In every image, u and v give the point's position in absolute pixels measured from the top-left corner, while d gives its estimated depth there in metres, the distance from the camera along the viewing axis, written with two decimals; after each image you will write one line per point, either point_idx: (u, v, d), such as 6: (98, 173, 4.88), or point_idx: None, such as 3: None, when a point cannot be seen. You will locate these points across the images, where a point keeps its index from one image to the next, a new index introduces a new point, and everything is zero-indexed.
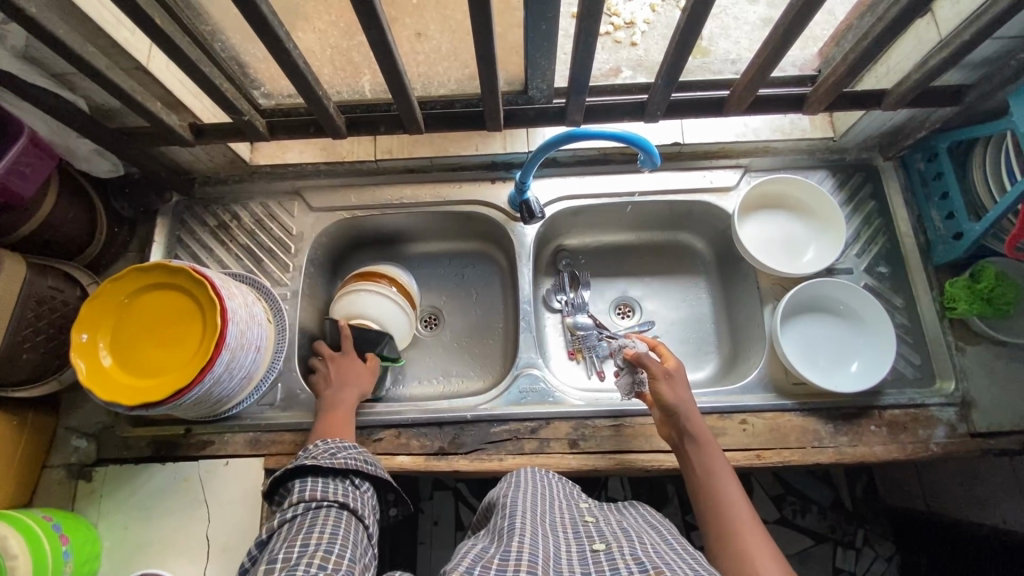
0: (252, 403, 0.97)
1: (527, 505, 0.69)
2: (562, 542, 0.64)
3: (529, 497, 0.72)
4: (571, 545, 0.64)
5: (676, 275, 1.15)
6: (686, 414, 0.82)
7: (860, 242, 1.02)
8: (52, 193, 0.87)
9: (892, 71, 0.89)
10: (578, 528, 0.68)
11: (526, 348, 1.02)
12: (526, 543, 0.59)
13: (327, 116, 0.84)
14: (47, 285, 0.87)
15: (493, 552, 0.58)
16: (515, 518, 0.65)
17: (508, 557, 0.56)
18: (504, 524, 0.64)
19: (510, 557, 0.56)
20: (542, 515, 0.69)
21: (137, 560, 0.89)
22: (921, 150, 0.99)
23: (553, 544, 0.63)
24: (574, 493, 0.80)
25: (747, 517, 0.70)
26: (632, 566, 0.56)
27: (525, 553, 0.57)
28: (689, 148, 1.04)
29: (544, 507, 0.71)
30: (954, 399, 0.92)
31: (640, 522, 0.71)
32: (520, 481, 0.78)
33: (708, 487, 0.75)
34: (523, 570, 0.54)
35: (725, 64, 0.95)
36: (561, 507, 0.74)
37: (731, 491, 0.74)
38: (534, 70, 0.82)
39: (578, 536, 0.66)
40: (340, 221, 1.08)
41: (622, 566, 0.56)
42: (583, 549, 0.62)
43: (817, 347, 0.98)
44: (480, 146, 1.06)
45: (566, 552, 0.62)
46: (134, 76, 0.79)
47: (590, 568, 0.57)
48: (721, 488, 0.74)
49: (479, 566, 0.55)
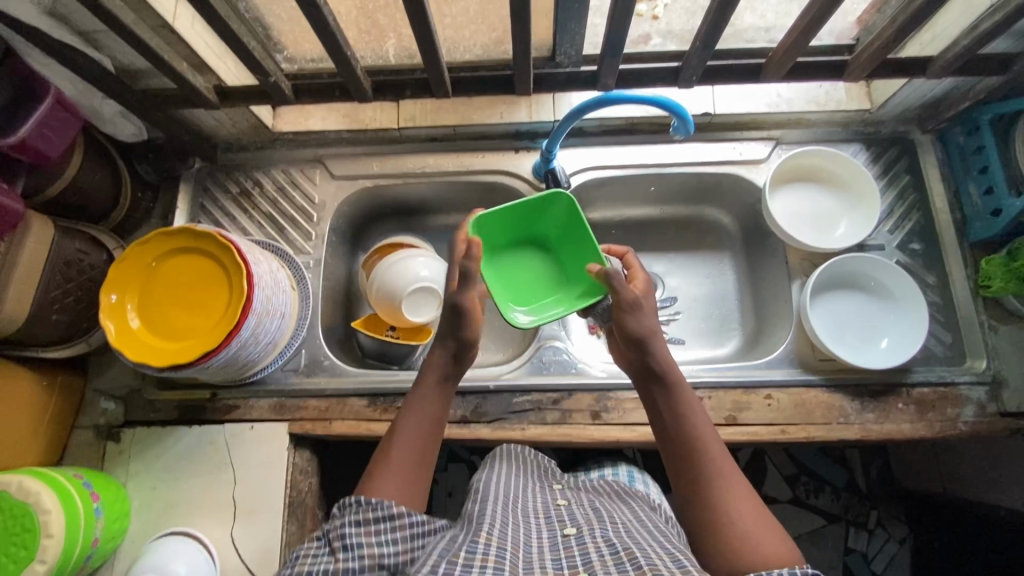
0: (276, 369, 0.98)
1: (500, 495, 0.69)
2: (532, 527, 0.64)
3: (503, 487, 0.72)
4: (542, 530, 0.63)
5: (701, 250, 1.14)
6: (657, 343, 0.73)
7: (894, 218, 1.00)
8: (77, 155, 0.87)
9: (937, 38, 0.85)
10: (550, 512, 0.68)
11: (548, 321, 1.02)
12: (495, 536, 0.57)
13: (354, 78, 0.83)
14: (74, 247, 0.88)
15: (460, 545, 0.55)
16: (486, 506, 0.65)
17: (474, 551, 0.54)
18: (476, 512, 0.64)
19: (477, 551, 0.54)
20: (513, 502, 0.69)
21: (167, 519, 0.91)
22: (961, 122, 0.95)
23: (523, 530, 0.63)
24: (550, 474, 0.85)
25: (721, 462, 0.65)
26: (602, 549, 0.55)
27: (493, 548, 0.55)
28: (720, 119, 1.01)
29: (514, 495, 0.71)
30: (985, 377, 0.91)
31: (610, 502, 0.72)
32: (498, 457, 0.83)
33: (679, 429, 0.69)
34: (489, 565, 0.52)
35: (758, 33, 0.91)
36: (535, 490, 0.76)
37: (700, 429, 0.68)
38: (564, 33, 0.79)
39: (549, 521, 0.66)
40: (362, 190, 1.07)
41: (593, 550, 0.56)
42: (554, 534, 0.62)
43: (845, 324, 0.96)
44: (505, 113, 1.05)
45: (536, 538, 0.61)
46: (161, 35, 0.78)
47: (561, 553, 0.57)
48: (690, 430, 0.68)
49: (444, 563, 0.51)
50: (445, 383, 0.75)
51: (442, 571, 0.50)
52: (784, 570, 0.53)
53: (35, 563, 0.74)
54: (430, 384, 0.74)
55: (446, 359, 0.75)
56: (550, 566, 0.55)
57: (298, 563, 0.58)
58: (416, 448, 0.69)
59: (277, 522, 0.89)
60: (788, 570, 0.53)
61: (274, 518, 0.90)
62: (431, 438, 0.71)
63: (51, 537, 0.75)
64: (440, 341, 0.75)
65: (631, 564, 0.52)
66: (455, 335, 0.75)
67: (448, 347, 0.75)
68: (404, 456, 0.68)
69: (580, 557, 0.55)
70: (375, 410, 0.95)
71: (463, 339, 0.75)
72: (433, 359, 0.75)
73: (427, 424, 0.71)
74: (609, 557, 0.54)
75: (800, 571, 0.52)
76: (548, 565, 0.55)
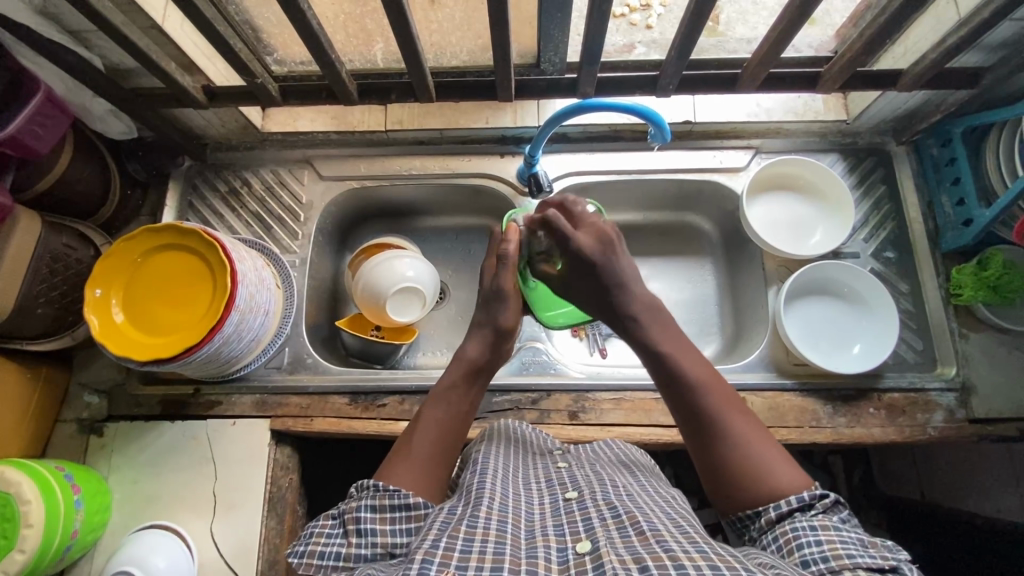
0: (260, 365, 0.99)
1: (499, 465, 0.70)
2: (534, 494, 0.65)
3: (502, 456, 0.73)
4: (543, 496, 0.65)
5: (683, 256, 1.16)
6: (615, 288, 0.72)
7: (868, 227, 1.02)
8: (66, 151, 0.88)
9: (909, 52, 0.88)
10: (551, 476, 0.70)
11: (529, 322, 1.04)
12: (495, 509, 0.58)
13: (340, 81, 0.85)
14: (61, 242, 0.89)
15: (460, 518, 0.56)
16: (484, 478, 0.65)
17: (476, 525, 0.54)
18: (474, 483, 0.64)
19: (477, 525, 0.54)
20: (514, 472, 0.70)
21: (147, 513, 0.92)
22: (935, 134, 0.97)
23: (524, 498, 0.64)
24: (546, 441, 0.85)
25: (709, 386, 0.65)
26: (604, 512, 0.58)
27: (493, 521, 0.56)
28: (701, 127, 1.03)
29: (515, 466, 0.72)
30: (954, 384, 0.93)
31: (610, 467, 0.74)
32: (494, 430, 0.82)
33: (664, 361, 0.68)
34: (490, 540, 0.52)
35: (739, 44, 0.93)
36: (534, 457, 0.77)
37: (686, 359, 0.67)
38: (548, 41, 0.82)
39: (550, 486, 0.68)
40: (350, 191, 1.09)
41: (595, 514, 0.58)
42: (556, 499, 0.64)
43: (821, 328, 0.98)
44: (491, 119, 1.06)
45: (538, 505, 0.63)
46: (150, 36, 0.80)
47: (562, 519, 0.59)
48: (674, 359, 0.67)
49: (445, 536, 0.52)
50: (475, 378, 0.74)
51: (445, 547, 0.50)
52: (790, 499, 0.57)
53: (15, 551, 0.75)
54: (459, 378, 0.73)
55: (481, 349, 0.75)
56: (552, 534, 0.56)
57: (313, 543, 0.60)
58: (440, 436, 0.67)
59: (257, 516, 0.91)
60: (793, 498, 0.57)
61: (254, 513, 0.91)
62: (455, 431, 0.69)
63: (31, 526, 0.76)
64: (478, 328, 0.77)
65: (634, 528, 0.54)
66: (492, 322, 0.76)
67: (485, 335, 0.76)
68: (425, 447, 0.66)
69: (582, 522, 0.57)
70: (356, 408, 0.97)
71: (502, 328, 0.76)
72: (467, 350, 0.74)
73: (454, 416, 0.70)
74: (611, 519, 0.56)
75: (803, 498, 0.57)
76: (550, 532, 0.56)
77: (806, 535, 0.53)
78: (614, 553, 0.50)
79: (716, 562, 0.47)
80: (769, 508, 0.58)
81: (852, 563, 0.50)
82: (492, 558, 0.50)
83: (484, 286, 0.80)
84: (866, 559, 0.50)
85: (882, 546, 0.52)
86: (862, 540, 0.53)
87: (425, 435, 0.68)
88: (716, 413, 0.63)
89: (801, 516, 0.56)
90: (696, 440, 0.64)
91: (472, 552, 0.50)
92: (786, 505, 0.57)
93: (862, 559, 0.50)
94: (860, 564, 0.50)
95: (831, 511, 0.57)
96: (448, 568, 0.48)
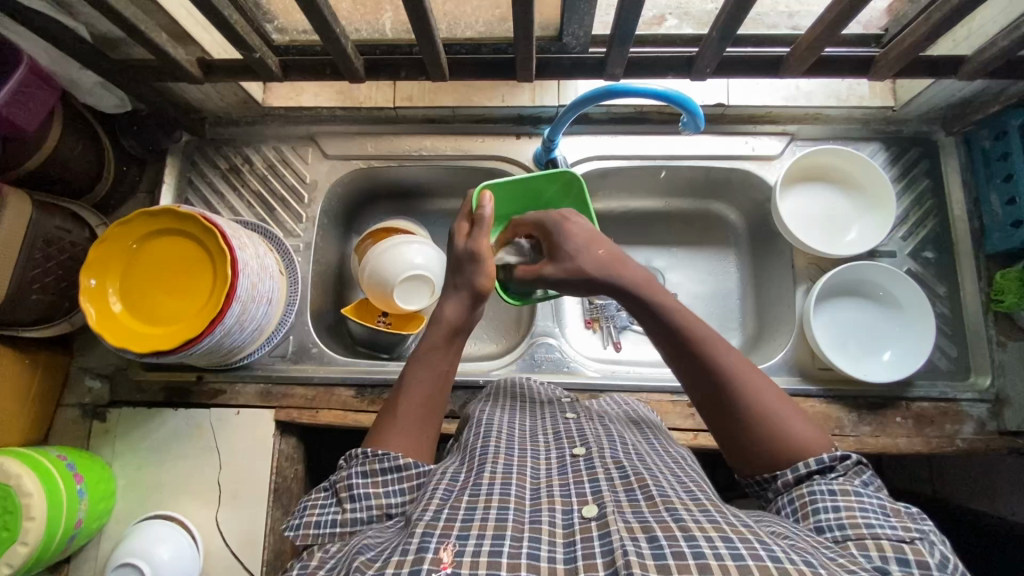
0: (264, 354, 0.96)
1: (504, 427, 0.66)
2: (541, 450, 0.62)
3: (505, 419, 0.69)
4: (550, 450, 0.61)
5: (704, 246, 1.10)
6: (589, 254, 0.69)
7: (908, 224, 0.95)
8: (56, 127, 0.83)
9: (973, 36, 0.80)
10: (558, 429, 0.66)
11: (543, 316, 0.99)
12: (498, 473, 0.54)
13: (344, 56, 0.77)
14: (53, 224, 0.85)
15: (462, 488, 0.53)
16: (489, 441, 0.61)
17: (479, 493, 0.51)
18: (478, 447, 0.60)
19: (480, 492, 0.51)
20: (519, 430, 0.66)
21: (153, 500, 0.91)
22: (989, 126, 0.89)
23: (532, 454, 0.60)
24: (556, 391, 0.82)
25: (719, 349, 0.61)
26: (612, 471, 0.54)
27: (497, 486, 0.52)
28: (734, 111, 0.96)
29: (520, 425, 0.68)
30: (987, 395, 0.89)
31: (622, 425, 0.70)
32: (499, 392, 0.80)
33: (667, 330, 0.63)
34: (493, 506, 0.48)
35: (781, 18, 0.81)
36: (542, 409, 0.74)
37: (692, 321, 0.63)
38: (572, 13, 0.73)
39: (558, 439, 0.64)
40: (355, 171, 1.03)
41: (602, 476, 0.53)
42: (562, 455, 0.60)
43: (851, 330, 0.94)
44: (507, 97, 0.99)
45: (545, 461, 0.59)
46: (137, 4, 0.73)
47: (568, 478, 0.55)
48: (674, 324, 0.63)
49: (446, 509, 0.49)
50: (454, 339, 0.69)
51: (446, 518, 0.48)
52: (809, 461, 0.55)
53: (18, 544, 0.74)
54: (438, 340, 0.68)
55: (458, 312, 0.70)
56: (558, 494, 0.52)
57: (308, 514, 0.59)
58: (425, 400, 0.65)
59: (262, 507, 0.89)
60: (812, 461, 0.54)
61: (259, 503, 0.89)
62: (440, 393, 0.67)
63: (33, 519, 0.75)
64: (453, 289, 0.71)
65: (642, 492, 0.50)
66: (468, 284, 0.70)
67: (461, 296, 0.70)
68: (410, 410, 0.64)
69: (589, 484, 0.53)
70: (363, 401, 0.94)
71: (479, 290, 0.70)
72: (444, 312, 0.69)
73: (433, 377, 0.67)
74: (618, 481, 0.53)
75: (823, 460, 0.54)
76: (556, 493, 0.52)
77: (824, 500, 0.51)
78: (621, 520, 0.46)
79: (730, 533, 0.44)
80: (787, 470, 0.55)
81: (872, 532, 0.47)
82: (495, 525, 0.46)
83: (454, 250, 0.73)
84: (886, 531, 0.47)
85: (907, 516, 0.49)
86: (885, 508, 0.49)
87: (409, 395, 0.65)
88: (736, 376, 0.59)
89: (822, 479, 0.53)
90: (713, 411, 0.60)
91: (475, 520, 0.47)
92: (805, 468, 0.54)
93: (881, 530, 0.47)
94: (881, 536, 0.46)
95: (853, 474, 0.54)
96: (449, 540, 0.45)
